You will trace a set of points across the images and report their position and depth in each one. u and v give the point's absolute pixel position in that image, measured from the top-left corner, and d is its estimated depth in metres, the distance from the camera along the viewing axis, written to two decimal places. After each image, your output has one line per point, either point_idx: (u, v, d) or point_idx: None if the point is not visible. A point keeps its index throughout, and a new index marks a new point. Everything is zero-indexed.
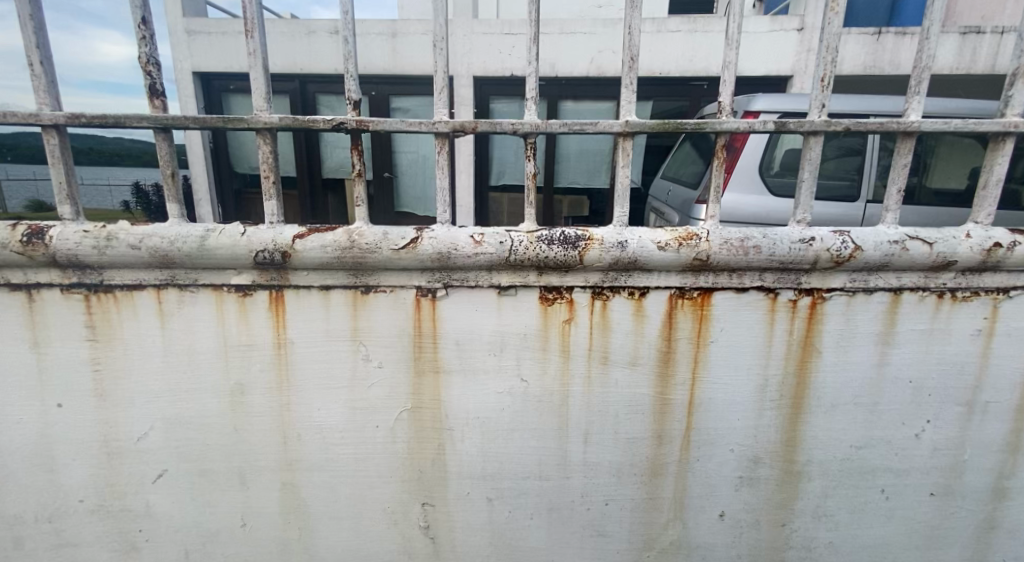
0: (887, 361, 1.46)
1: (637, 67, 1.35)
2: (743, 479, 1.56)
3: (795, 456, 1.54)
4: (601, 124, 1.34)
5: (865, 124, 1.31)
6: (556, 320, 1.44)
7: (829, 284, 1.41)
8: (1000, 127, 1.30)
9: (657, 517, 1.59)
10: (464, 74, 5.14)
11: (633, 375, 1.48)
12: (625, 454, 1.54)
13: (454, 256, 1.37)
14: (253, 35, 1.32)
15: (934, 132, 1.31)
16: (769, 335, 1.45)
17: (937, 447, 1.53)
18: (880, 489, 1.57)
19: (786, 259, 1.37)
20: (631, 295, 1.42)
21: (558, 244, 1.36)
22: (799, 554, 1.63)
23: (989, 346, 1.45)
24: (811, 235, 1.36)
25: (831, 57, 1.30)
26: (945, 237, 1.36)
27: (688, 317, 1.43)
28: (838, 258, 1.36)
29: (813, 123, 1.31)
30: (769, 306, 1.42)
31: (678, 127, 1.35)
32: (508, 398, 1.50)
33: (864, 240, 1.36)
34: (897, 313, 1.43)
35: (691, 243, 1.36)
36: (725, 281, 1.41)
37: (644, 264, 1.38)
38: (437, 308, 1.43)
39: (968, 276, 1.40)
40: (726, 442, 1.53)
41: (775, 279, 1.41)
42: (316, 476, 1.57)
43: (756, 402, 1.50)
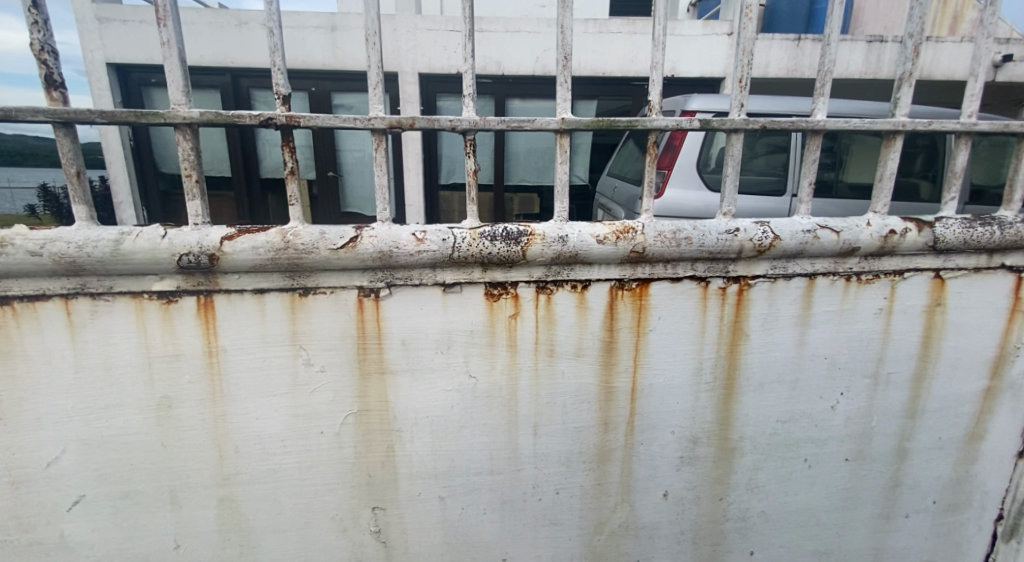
0: (806, 340, 1.59)
1: (571, 66, 1.39)
2: (683, 458, 1.64)
3: (729, 434, 1.65)
4: (538, 120, 1.37)
5: (778, 122, 1.41)
6: (502, 315, 1.46)
7: (753, 272, 1.51)
8: (894, 126, 1.43)
9: (605, 502, 1.65)
10: (409, 70, 5.09)
11: (579, 365, 1.53)
12: (573, 442, 1.59)
13: (397, 255, 1.37)
14: (166, 23, 1.25)
15: (838, 130, 1.43)
16: (703, 321, 1.53)
17: (850, 416, 1.68)
18: (804, 459, 1.70)
19: (714, 249, 1.46)
20: (574, 288, 1.47)
21: (501, 241, 1.39)
22: (736, 525, 1.74)
23: (890, 323, 1.61)
24: (736, 226, 1.46)
25: (747, 60, 1.40)
26: (850, 226, 1.49)
27: (628, 308, 1.50)
28: (760, 247, 1.47)
29: (734, 121, 1.40)
30: (701, 294, 1.51)
31: (611, 125, 1.40)
32: (457, 396, 1.51)
33: (782, 230, 1.47)
34: (813, 295, 1.55)
35: (628, 237, 1.42)
36: (659, 271, 1.48)
37: (584, 258, 1.43)
38: (380, 308, 1.43)
39: (871, 261, 1.54)
40: (667, 425, 1.61)
41: (705, 268, 1.49)
42: (255, 489, 1.53)
43: (693, 385, 1.58)
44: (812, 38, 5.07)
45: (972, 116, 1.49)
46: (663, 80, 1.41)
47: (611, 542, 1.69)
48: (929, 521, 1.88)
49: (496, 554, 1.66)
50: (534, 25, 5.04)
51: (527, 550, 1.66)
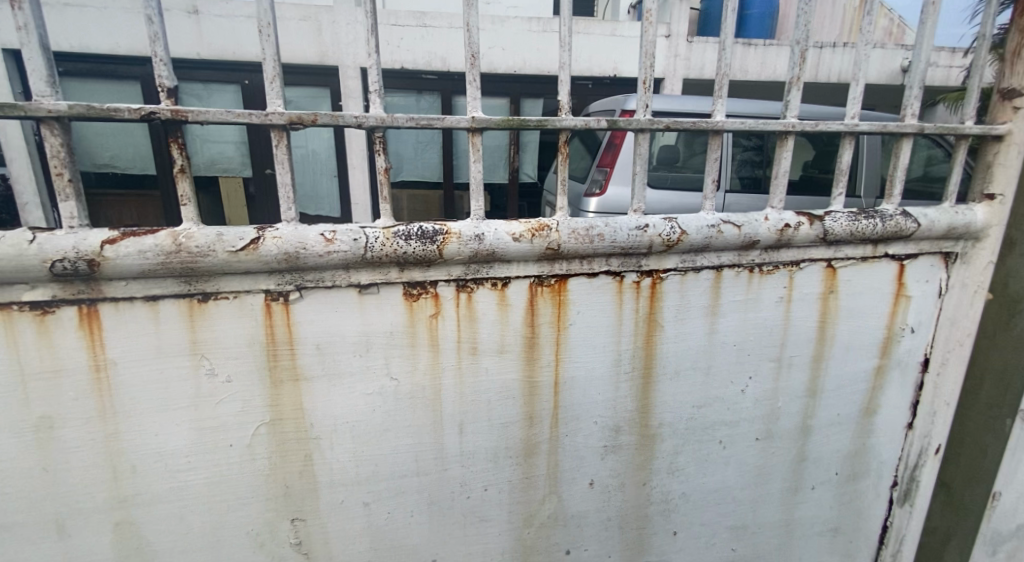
0: (716, 329, 1.68)
1: (479, 65, 1.39)
2: (607, 447, 1.70)
3: (649, 421, 1.71)
4: (447, 118, 1.36)
5: (681, 122, 1.48)
6: (422, 315, 1.45)
7: (665, 266, 1.58)
8: (785, 127, 1.54)
9: (533, 495, 1.67)
10: (351, 65, 4.95)
11: (502, 361, 1.54)
12: (500, 438, 1.60)
13: (304, 256, 1.31)
14: (21, 6, 1.12)
15: (735, 130, 1.51)
16: (620, 314, 1.59)
17: (758, 398, 1.80)
18: (718, 440, 1.80)
19: (626, 245, 1.50)
20: (494, 285, 1.48)
21: (416, 240, 1.37)
22: (659, 507, 1.82)
23: (790, 309, 1.73)
24: (646, 222, 1.51)
25: (650, 62, 1.45)
26: (750, 221, 1.59)
27: (548, 304, 1.52)
28: (669, 242, 1.53)
29: (639, 121, 1.45)
30: (617, 288, 1.56)
31: (521, 124, 1.41)
32: (378, 399, 1.48)
33: (688, 225, 1.54)
34: (721, 286, 1.64)
35: (543, 234, 1.43)
36: (576, 267, 1.51)
37: (502, 256, 1.43)
38: (291, 312, 1.38)
39: (770, 253, 1.65)
40: (590, 416, 1.65)
41: (619, 263, 1.54)
42: (157, 509, 1.43)
43: (614, 376, 1.64)
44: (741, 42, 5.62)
45: (856, 118, 1.61)
46: (571, 79, 1.44)
47: (541, 534, 1.71)
48: (832, 492, 2.04)
49: (424, 556, 1.64)
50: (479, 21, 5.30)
51: (458, 548, 1.66)
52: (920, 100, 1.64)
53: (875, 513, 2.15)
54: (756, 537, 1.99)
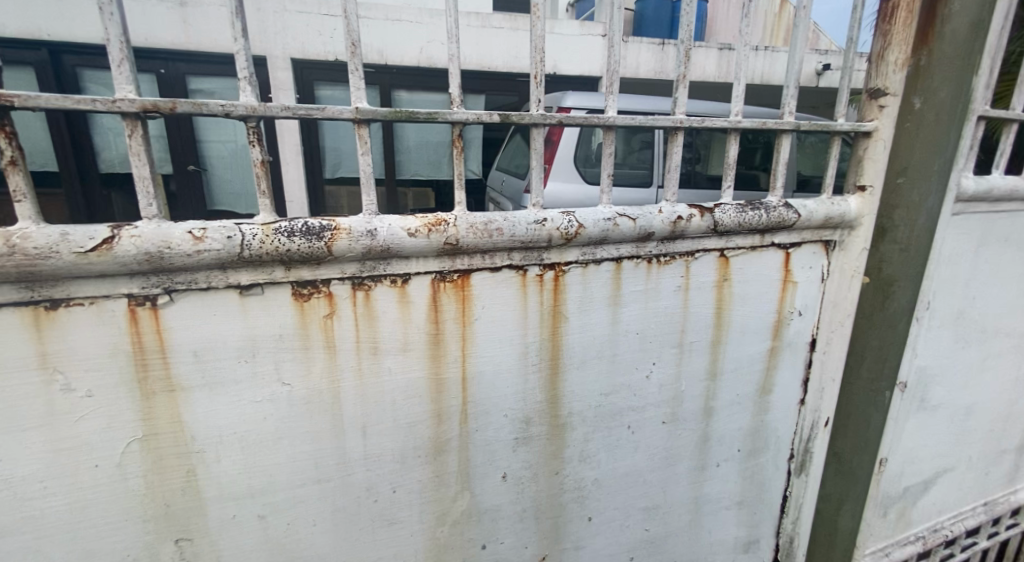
0: (619, 319, 1.74)
1: (361, 53, 1.34)
2: (518, 439, 1.71)
3: (559, 411, 1.75)
4: (329, 109, 1.31)
5: (574, 118, 1.51)
6: (315, 316, 1.39)
7: (566, 259, 1.61)
8: (673, 124, 1.61)
9: (445, 493, 1.66)
10: (279, 55, 5.11)
11: (405, 360, 1.51)
12: (408, 438, 1.57)
13: (170, 256, 1.22)
14: None
15: (627, 126, 1.56)
16: (524, 308, 1.60)
17: (662, 383, 1.88)
18: (627, 426, 1.87)
19: (526, 239, 1.51)
20: (393, 283, 1.44)
21: (301, 236, 1.30)
22: (572, 494, 1.86)
23: (687, 297, 1.82)
24: (544, 216, 1.52)
25: (540, 57, 1.47)
26: (644, 213, 1.65)
27: (451, 299, 1.51)
28: (568, 235, 1.55)
29: (532, 116, 1.47)
30: (520, 282, 1.57)
31: (410, 116, 1.38)
32: (270, 406, 1.41)
33: (586, 219, 1.57)
34: (621, 277, 1.70)
35: (440, 229, 1.41)
36: (478, 262, 1.50)
37: (399, 252, 1.40)
38: (161, 318, 1.28)
39: (666, 244, 1.72)
40: (500, 409, 1.66)
41: (521, 257, 1.55)
42: (12, 541, 1.30)
43: (521, 369, 1.65)
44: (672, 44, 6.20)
45: (739, 115, 1.71)
46: (461, 72, 1.43)
47: (454, 531, 1.70)
48: (733, 468, 2.18)
49: None
50: (415, 15, 5.41)
51: (368, 554, 1.62)
52: (795, 100, 1.77)
53: (775, 484, 2.32)
54: (667, 516, 2.09)
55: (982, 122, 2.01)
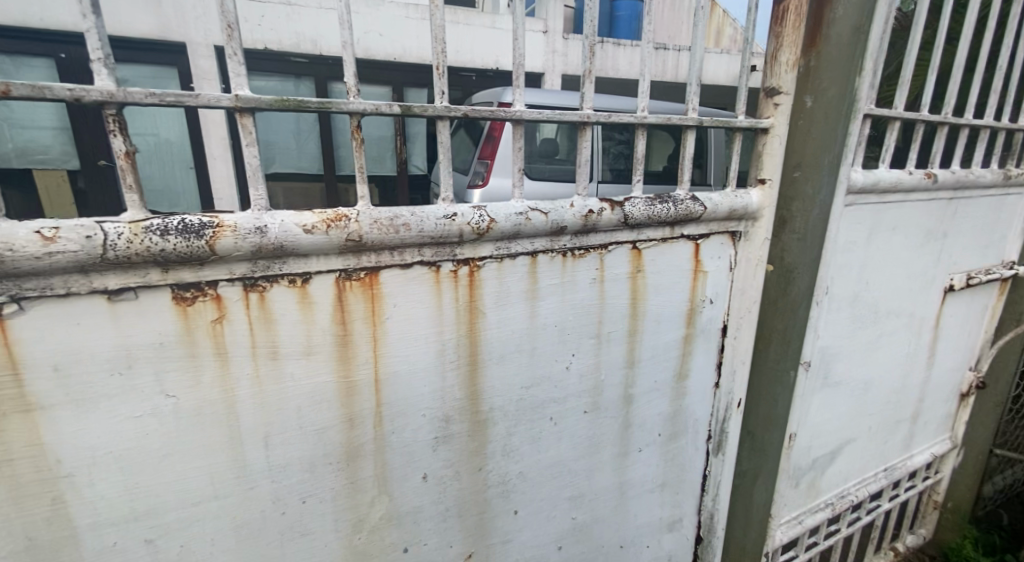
0: (537, 312, 1.75)
1: (239, 36, 1.24)
2: (438, 438, 1.68)
3: (479, 407, 1.73)
4: (203, 95, 1.22)
5: (480, 111, 1.49)
6: (202, 321, 1.31)
7: (481, 254, 1.59)
8: (581, 118, 1.63)
9: (362, 499, 1.61)
10: (201, 42, 5.90)
11: (309, 364, 1.45)
12: (317, 446, 1.50)
13: (14, 259, 1.10)
14: None
15: (534, 120, 1.56)
16: (439, 305, 1.57)
17: (583, 373, 1.91)
18: (550, 417, 1.89)
19: (435, 234, 1.48)
20: (292, 283, 1.38)
21: (177, 234, 1.21)
22: (498, 489, 1.86)
23: (603, 288, 1.86)
24: (454, 211, 1.50)
25: (441, 47, 1.43)
26: (557, 208, 1.65)
27: (359, 298, 1.46)
28: (479, 230, 1.54)
29: (436, 108, 1.44)
30: (434, 278, 1.54)
31: (299, 105, 1.31)
32: (153, 420, 1.31)
33: (497, 213, 1.56)
34: (537, 271, 1.71)
35: (340, 225, 1.36)
36: (386, 259, 1.46)
37: (296, 250, 1.34)
38: (9, 331, 1.15)
39: (580, 238, 1.75)
40: (417, 409, 1.62)
41: (433, 253, 1.52)
42: None
43: (437, 367, 1.62)
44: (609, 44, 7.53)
45: (645, 111, 1.76)
46: (357, 60, 1.37)
47: (372, 538, 1.65)
48: (655, 453, 2.26)
49: None
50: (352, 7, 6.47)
51: None
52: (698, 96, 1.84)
53: (695, 465, 2.43)
54: (593, 503, 2.13)
55: (866, 121, 2.18)
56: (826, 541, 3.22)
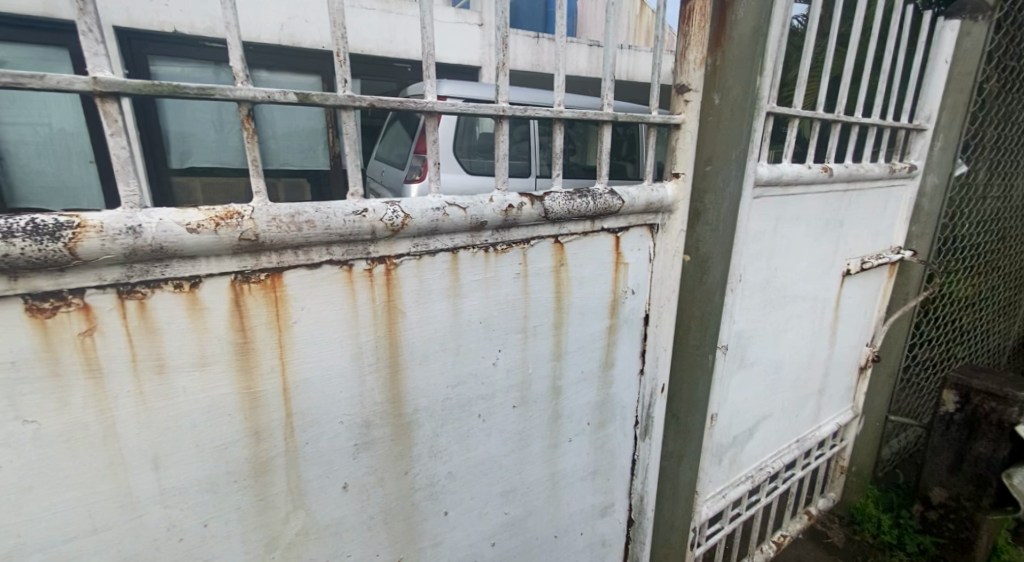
0: (460, 310, 1.73)
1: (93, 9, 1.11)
2: (358, 445, 1.62)
3: (402, 409, 1.68)
4: (53, 78, 1.10)
5: (387, 101, 1.46)
6: (67, 335, 1.18)
7: (396, 252, 1.55)
8: (496, 111, 1.63)
9: (274, 515, 1.53)
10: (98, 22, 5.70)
11: (203, 376, 1.35)
12: (218, 463, 1.41)
13: None
14: None
15: (447, 112, 1.54)
16: (354, 306, 1.52)
17: (509, 368, 1.91)
18: (477, 414, 1.87)
19: (344, 232, 1.42)
20: (179, 288, 1.28)
21: (27, 237, 1.08)
22: (426, 491, 1.82)
23: (527, 283, 1.87)
24: (364, 207, 1.44)
25: (341, 33, 1.37)
26: (475, 202, 1.64)
27: (260, 303, 1.38)
28: (393, 227, 1.49)
29: (337, 98, 1.39)
30: (346, 278, 1.48)
31: (175, 89, 1.22)
32: (9, 451, 1.18)
33: (412, 209, 1.52)
34: (458, 267, 1.69)
35: (232, 223, 1.27)
36: (290, 258, 1.39)
37: (181, 252, 1.24)
38: None
39: (502, 233, 1.74)
40: (334, 417, 1.56)
41: (343, 251, 1.46)
42: None
43: (354, 370, 1.56)
44: (543, 40, 7.94)
45: (561, 105, 1.84)
46: (242, 42, 1.28)
47: (289, 554, 1.58)
48: (584, 442, 2.30)
49: None
50: None
51: None
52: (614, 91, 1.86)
53: (624, 451, 2.50)
54: (525, 497, 2.14)
55: (769, 119, 2.32)
56: (747, 512, 3.42)
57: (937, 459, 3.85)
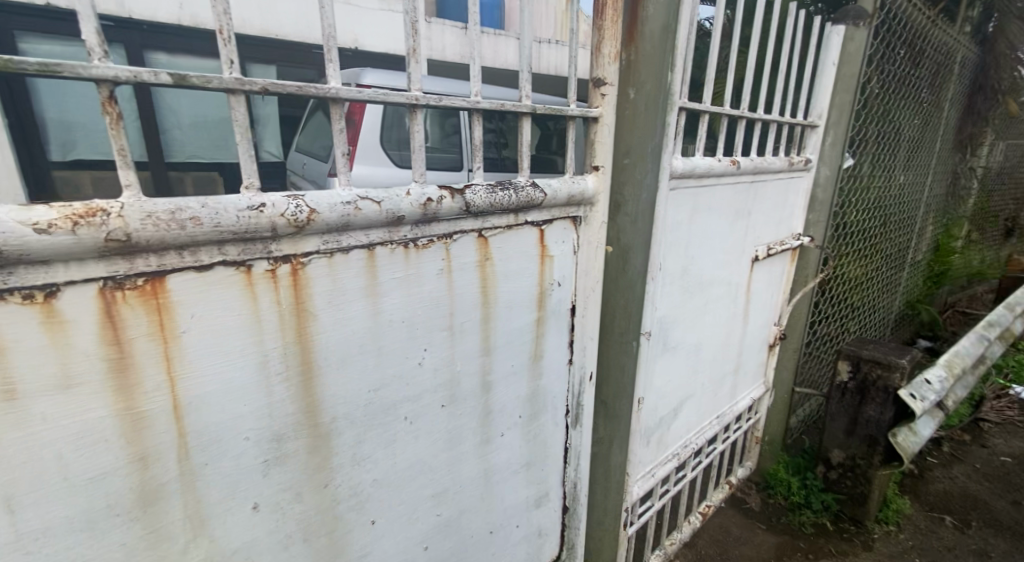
0: (380, 309, 1.66)
1: None
2: (269, 461, 1.54)
3: (318, 419, 1.61)
4: None
5: (283, 85, 1.41)
6: None
7: (303, 250, 1.47)
8: (409, 100, 1.70)
9: (170, 547, 1.42)
10: None
11: (68, 399, 1.21)
12: (96, 497, 1.28)
13: None
14: None
15: (352, 97, 1.57)
16: (256, 310, 1.42)
17: (436, 367, 1.86)
18: (404, 417, 1.81)
19: (239, 230, 1.33)
20: (31, 300, 1.14)
21: None
22: (349, 502, 1.75)
23: (452, 278, 1.83)
24: (261, 202, 1.35)
25: (224, 10, 1.27)
26: (390, 196, 1.58)
27: (138, 312, 1.26)
28: (296, 223, 1.41)
29: (223, 80, 1.31)
30: (245, 280, 1.39)
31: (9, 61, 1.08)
32: None
33: (319, 204, 1.45)
34: (375, 264, 1.62)
35: (94, 221, 1.16)
36: (174, 260, 1.28)
37: (28, 256, 1.11)
38: None
39: (421, 228, 1.71)
40: (238, 433, 1.46)
41: (239, 251, 1.37)
42: None
43: (260, 379, 1.47)
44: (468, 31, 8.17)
45: (478, 96, 1.98)
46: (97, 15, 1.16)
47: None
48: (518, 436, 2.29)
49: None
50: None
51: None
52: (530, 84, 2.05)
53: (558, 440, 2.52)
54: (457, 497, 2.11)
55: (682, 112, 2.41)
56: (676, 487, 3.57)
57: (835, 423, 4.22)
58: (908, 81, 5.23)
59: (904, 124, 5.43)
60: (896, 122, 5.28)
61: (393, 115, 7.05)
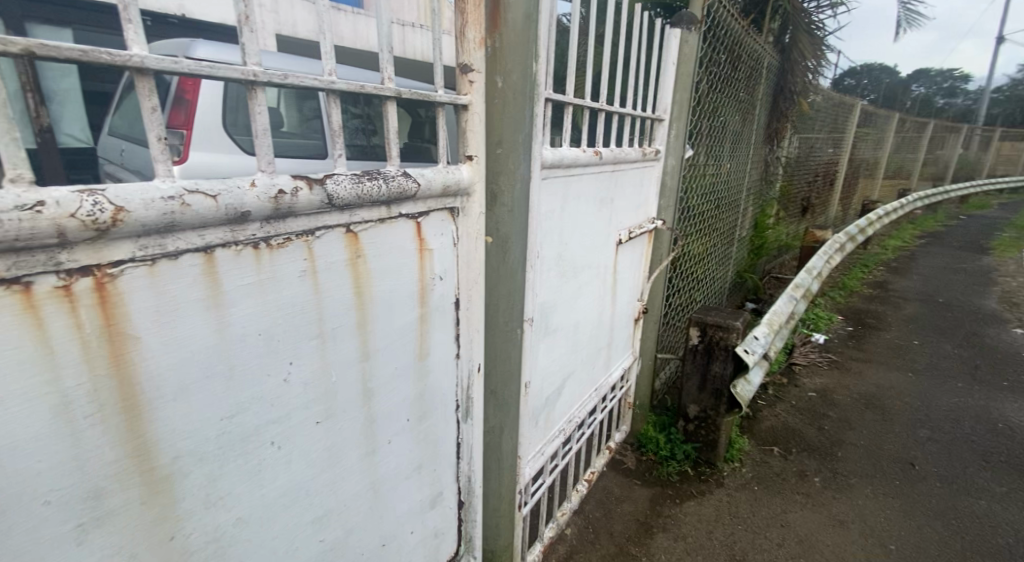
0: (226, 322, 1.52)
1: None
2: (84, 524, 1.33)
3: (154, 461, 1.43)
4: None
5: (62, 49, 1.20)
6: None
7: (111, 258, 1.29)
8: (245, 75, 1.51)
9: None
10: None
11: None
12: None
13: None
14: None
15: (167, 69, 1.38)
16: (44, 338, 1.22)
17: (304, 381, 1.75)
18: (269, 441, 1.69)
19: (6, 236, 1.13)
20: None
21: None
22: (205, 549, 1.58)
23: (314, 283, 1.73)
24: (41, 201, 1.16)
25: None
26: (229, 189, 1.45)
27: None
28: (96, 224, 1.23)
29: None
30: (26, 302, 1.18)
31: None
32: None
33: (129, 200, 1.27)
34: (215, 270, 1.48)
35: None
36: None
37: None
38: None
39: (273, 225, 1.59)
40: (33, 496, 1.24)
41: (11, 265, 1.16)
42: None
43: (56, 429, 1.25)
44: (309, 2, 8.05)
45: (334, 76, 1.79)
46: None
47: None
48: (407, 441, 2.24)
49: None
50: None
51: None
52: (392, 64, 1.95)
53: (448, 437, 2.50)
54: (342, 517, 2.02)
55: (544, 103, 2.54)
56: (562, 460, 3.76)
57: (689, 382, 4.79)
58: (730, 83, 6.05)
59: (728, 120, 6.28)
60: (723, 117, 6.07)
61: (235, 96, 6.13)
